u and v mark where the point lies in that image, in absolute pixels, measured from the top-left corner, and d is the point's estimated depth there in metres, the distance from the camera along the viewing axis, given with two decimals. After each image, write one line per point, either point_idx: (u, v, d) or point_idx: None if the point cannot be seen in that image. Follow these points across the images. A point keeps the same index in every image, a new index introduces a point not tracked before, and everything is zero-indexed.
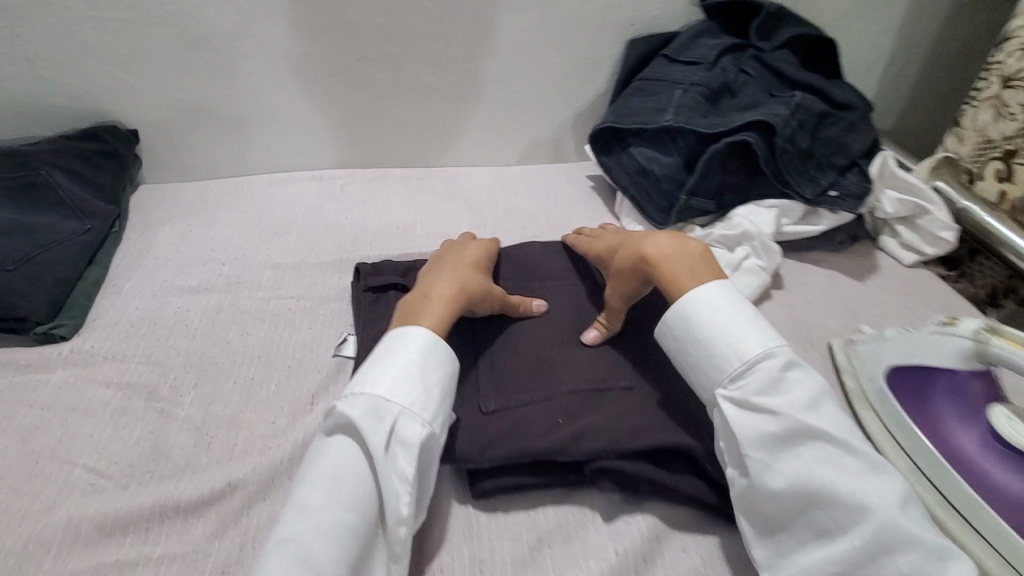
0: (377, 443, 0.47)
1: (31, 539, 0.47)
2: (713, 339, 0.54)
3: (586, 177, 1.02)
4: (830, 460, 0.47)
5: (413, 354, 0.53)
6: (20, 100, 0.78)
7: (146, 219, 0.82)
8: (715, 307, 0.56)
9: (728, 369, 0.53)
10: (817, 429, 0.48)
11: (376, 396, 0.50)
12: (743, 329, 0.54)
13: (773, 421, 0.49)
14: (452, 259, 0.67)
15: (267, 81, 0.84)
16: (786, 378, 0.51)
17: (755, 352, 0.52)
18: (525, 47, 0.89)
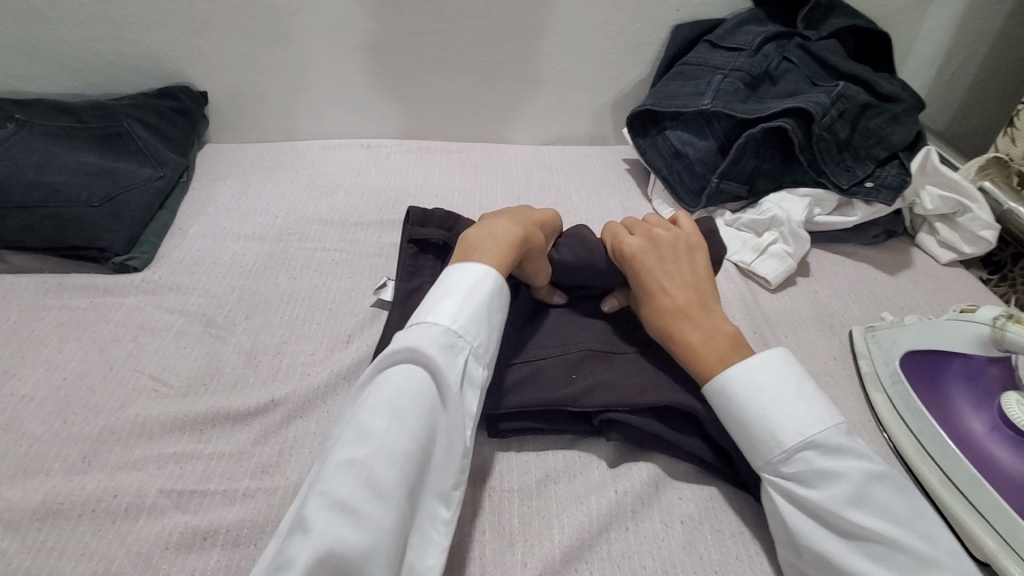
0: (453, 379, 0.48)
1: (104, 429, 0.54)
2: (753, 424, 0.50)
3: (622, 159, 1.04)
4: (882, 557, 0.44)
5: (483, 298, 0.54)
6: (108, 58, 0.87)
7: (210, 173, 0.90)
8: (753, 385, 0.51)
9: (771, 456, 0.49)
10: (866, 529, 0.45)
11: (451, 331, 0.50)
12: (783, 413, 0.50)
13: (820, 514, 0.46)
14: (521, 211, 0.66)
15: (324, 51, 0.90)
16: (833, 466, 0.47)
17: (796, 442, 0.48)
18: (569, 28, 0.92)
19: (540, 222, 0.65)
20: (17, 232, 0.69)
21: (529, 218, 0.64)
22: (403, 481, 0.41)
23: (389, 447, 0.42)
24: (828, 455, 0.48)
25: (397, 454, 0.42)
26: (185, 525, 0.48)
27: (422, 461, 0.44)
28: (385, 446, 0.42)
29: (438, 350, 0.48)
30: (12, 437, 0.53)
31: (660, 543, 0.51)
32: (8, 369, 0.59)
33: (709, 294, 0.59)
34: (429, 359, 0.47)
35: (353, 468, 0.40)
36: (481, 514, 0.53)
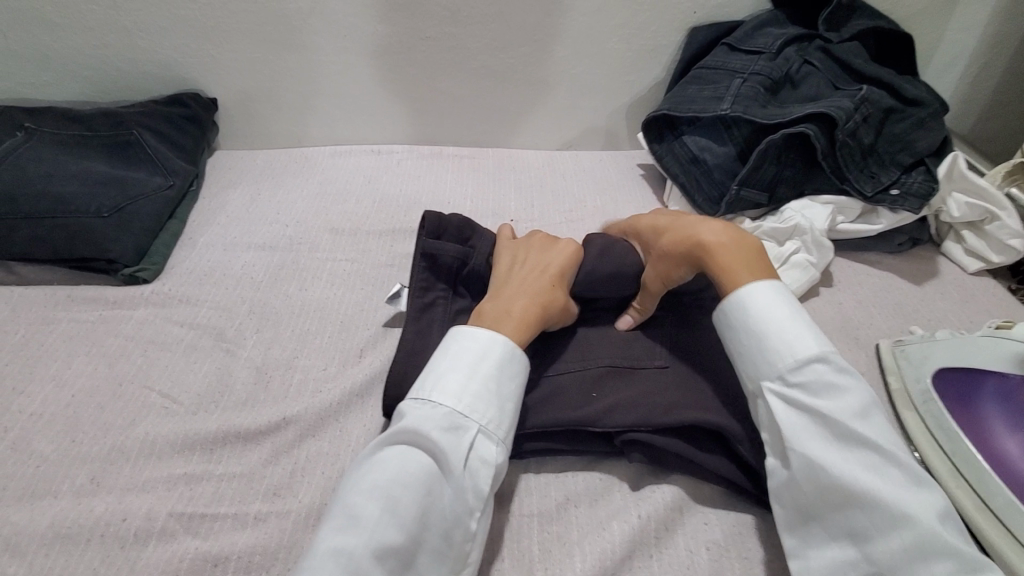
0: (456, 462, 0.47)
1: (113, 448, 0.53)
2: (767, 334, 0.51)
3: (637, 164, 1.02)
4: (876, 468, 0.45)
5: (493, 370, 0.52)
6: (117, 65, 0.86)
7: (220, 181, 0.89)
8: (770, 302, 0.53)
9: (781, 363, 0.50)
10: (867, 439, 0.45)
11: (456, 411, 0.49)
12: (797, 329, 0.51)
13: (822, 421, 0.47)
14: (541, 263, 0.62)
15: (335, 56, 0.89)
16: (840, 381, 0.48)
17: (808, 354, 0.49)
18: (584, 32, 0.90)
19: (561, 276, 0.61)
20: (26, 243, 0.68)
21: (550, 274, 0.61)
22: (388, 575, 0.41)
23: (378, 538, 0.42)
24: (838, 372, 0.48)
25: (387, 545, 0.42)
26: (197, 550, 0.47)
27: (417, 550, 0.43)
28: (375, 536, 0.42)
29: (439, 432, 0.48)
30: (21, 457, 0.52)
31: (685, 570, 0.49)
32: (17, 384, 0.58)
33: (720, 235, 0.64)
34: (430, 442, 0.47)
35: (339, 559, 0.41)
36: (499, 539, 0.51)
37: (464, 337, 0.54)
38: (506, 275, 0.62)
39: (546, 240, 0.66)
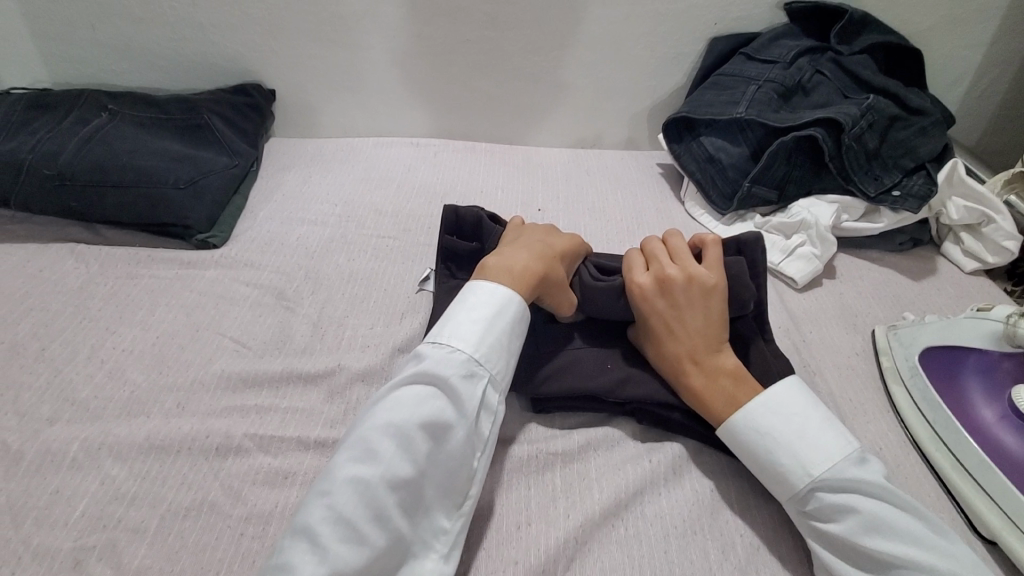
0: (467, 408, 0.52)
1: (195, 381, 0.61)
2: (776, 456, 0.53)
3: (656, 163, 1.09)
4: (925, 546, 0.47)
5: (504, 325, 0.57)
6: (190, 57, 0.95)
7: (275, 164, 0.98)
8: (777, 417, 0.55)
9: (793, 490, 0.52)
10: (892, 555, 0.47)
11: (471, 360, 0.54)
12: (805, 442, 0.53)
13: (870, 522, 0.48)
14: (545, 240, 0.67)
15: (383, 54, 0.97)
16: (859, 470, 0.51)
17: (823, 455, 0.52)
18: (612, 38, 0.98)
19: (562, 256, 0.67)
20: (112, 208, 0.77)
21: (553, 249, 0.66)
22: (400, 500, 0.47)
23: (393, 468, 0.47)
24: (849, 484, 0.50)
25: (399, 475, 0.47)
26: (267, 466, 0.55)
27: (424, 482, 0.49)
28: (389, 467, 0.47)
29: (456, 378, 0.53)
30: (117, 384, 0.60)
31: (687, 506, 0.56)
32: (109, 326, 0.66)
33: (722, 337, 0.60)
34: (446, 388, 0.52)
35: (358, 484, 0.46)
36: (526, 473, 0.58)
37: (470, 292, 0.59)
38: (513, 243, 0.66)
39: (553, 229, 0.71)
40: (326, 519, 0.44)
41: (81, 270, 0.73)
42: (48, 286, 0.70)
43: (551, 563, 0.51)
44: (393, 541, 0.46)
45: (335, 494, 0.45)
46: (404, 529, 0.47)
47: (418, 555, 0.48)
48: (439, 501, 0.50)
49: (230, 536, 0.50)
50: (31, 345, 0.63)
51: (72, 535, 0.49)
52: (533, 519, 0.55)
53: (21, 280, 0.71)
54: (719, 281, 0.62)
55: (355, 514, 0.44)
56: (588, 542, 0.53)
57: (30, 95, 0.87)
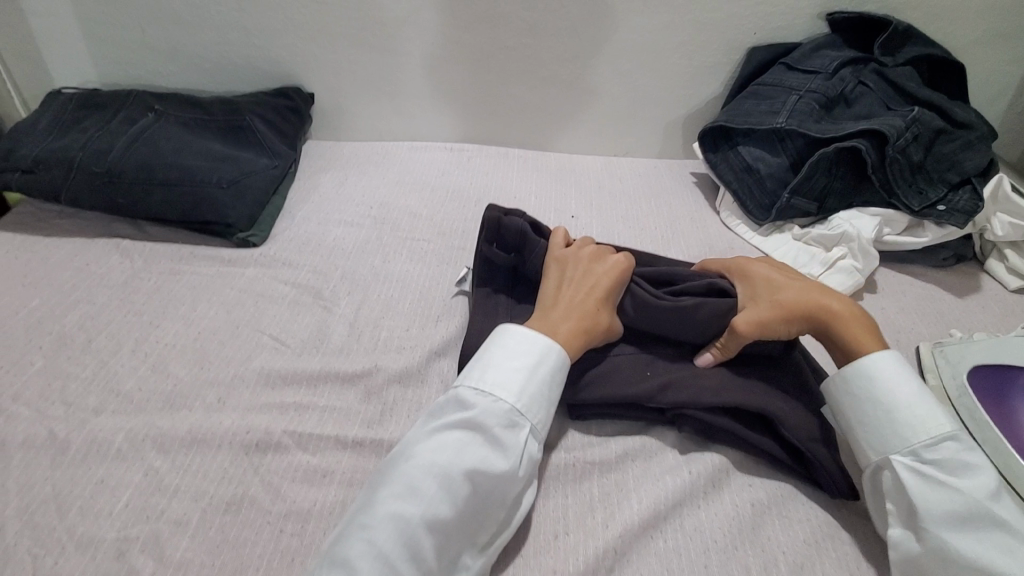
0: (509, 460, 0.51)
1: (235, 377, 0.62)
2: (900, 408, 0.54)
3: (690, 173, 1.08)
4: (1009, 551, 0.47)
5: (548, 376, 0.56)
6: (234, 60, 0.97)
7: (311, 167, 0.99)
8: (901, 378, 0.56)
9: (915, 438, 0.53)
10: (1002, 520, 0.48)
11: (514, 410, 0.53)
12: (931, 408, 0.54)
13: (987, 488, 0.49)
14: (593, 279, 0.63)
15: (421, 59, 0.98)
16: (973, 460, 0.51)
17: (938, 433, 0.52)
18: (649, 47, 0.98)
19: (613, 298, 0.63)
20: (158, 206, 0.79)
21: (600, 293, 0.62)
22: (436, 545, 0.46)
23: (433, 510, 0.46)
24: (967, 452, 0.52)
25: (436, 520, 0.46)
26: (306, 463, 0.55)
27: (460, 527, 0.48)
28: (430, 511, 0.46)
29: (498, 428, 0.52)
30: (161, 378, 0.61)
31: (726, 519, 0.55)
32: (153, 321, 0.67)
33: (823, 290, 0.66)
34: (489, 436, 0.51)
35: (398, 526, 0.45)
36: (564, 481, 0.58)
37: (513, 349, 0.56)
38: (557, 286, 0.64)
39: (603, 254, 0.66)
40: (364, 558, 0.44)
41: (126, 265, 0.75)
42: (95, 280, 0.72)
43: (592, 572, 0.51)
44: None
45: (374, 533, 0.45)
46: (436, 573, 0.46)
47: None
48: (471, 547, 0.49)
49: (270, 532, 0.50)
50: (78, 337, 0.65)
51: (116, 525, 0.50)
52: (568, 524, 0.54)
53: (70, 274, 0.73)
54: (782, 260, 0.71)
55: (392, 555, 0.44)
56: (629, 553, 0.52)
57: (81, 95, 0.89)
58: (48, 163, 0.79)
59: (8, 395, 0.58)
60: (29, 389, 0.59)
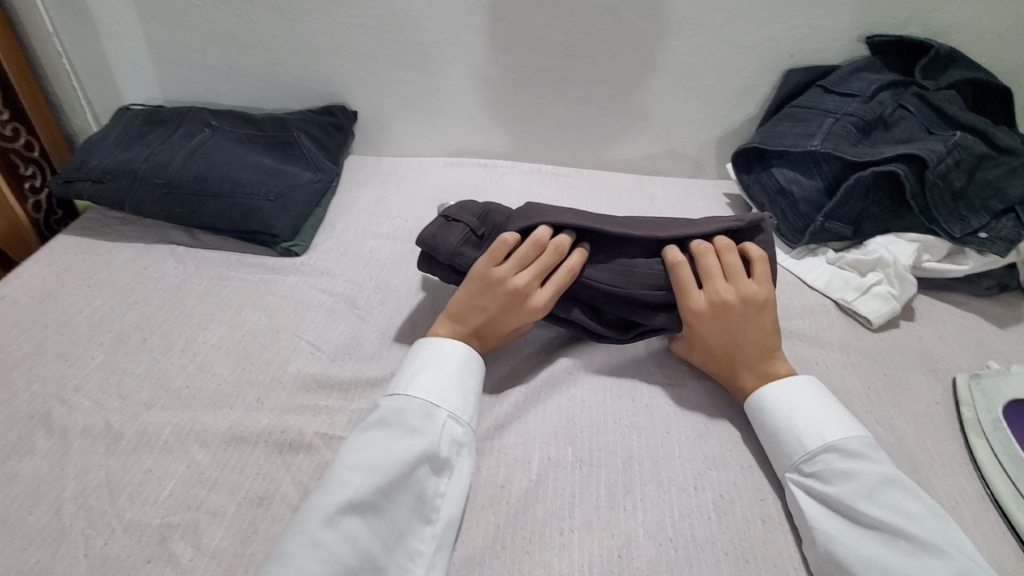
0: (430, 442, 0.54)
1: (273, 378, 0.66)
2: (780, 427, 0.59)
3: (723, 193, 1.08)
4: (887, 545, 0.50)
5: (456, 366, 0.61)
6: (285, 79, 1.04)
7: (352, 181, 1.03)
8: (786, 402, 0.60)
9: (794, 455, 0.57)
10: (876, 516, 0.51)
11: (430, 401, 0.57)
12: (809, 422, 0.58)
13: (865, 489, 0.53)
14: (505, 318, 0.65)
15: (459, 80, 1.02)
16: (850, 466, 0.55)
17: (815, 448, 0.57)
18: (683, 69, 0.99)
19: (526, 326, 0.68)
20: (210, 215, 0.84)
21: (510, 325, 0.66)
22: (366, 527, 0.49)
23: (357, 497, 0.49)
24: (848, 458, 0.55)
25: (368, 500, 0.49)
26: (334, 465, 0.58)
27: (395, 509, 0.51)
28: (355, 498, 0.49)
29: (416, 418, 0.55)
30: (206, 377, 0.65)
31: (740, 538, 0.54)
32: (200, 323, 0.72)
33: (771, 344, 0.65)
34: (408, 428, 0.55)
35: (325, 516, 0.48)
36: (571, 483, 0.58)
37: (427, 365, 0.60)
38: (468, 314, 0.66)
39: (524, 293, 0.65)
40: (299, 546, 0.46)
41: (180, 270, 0.80)
42: (150, 282, 0.78)
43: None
44: (367, 566, 0.48)
45: (304, 527, 0.48)
46: (380, 554, 0.49)
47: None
48: (412, 531, 0.51)
49: None
50: (134, 335, 0.70)
51: (160, 512, 0.53)
52: (575, 529, 0.54)
53: (129, 276, 0.78)
54: (764, 299, 0.65)
55: (323, 540, 0.47)
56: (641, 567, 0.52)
57: (146, 111, 0.97)
58: (114, 174, 0.86)
59: (71, 386, 0.63)
60: (90, 382, 0.64)
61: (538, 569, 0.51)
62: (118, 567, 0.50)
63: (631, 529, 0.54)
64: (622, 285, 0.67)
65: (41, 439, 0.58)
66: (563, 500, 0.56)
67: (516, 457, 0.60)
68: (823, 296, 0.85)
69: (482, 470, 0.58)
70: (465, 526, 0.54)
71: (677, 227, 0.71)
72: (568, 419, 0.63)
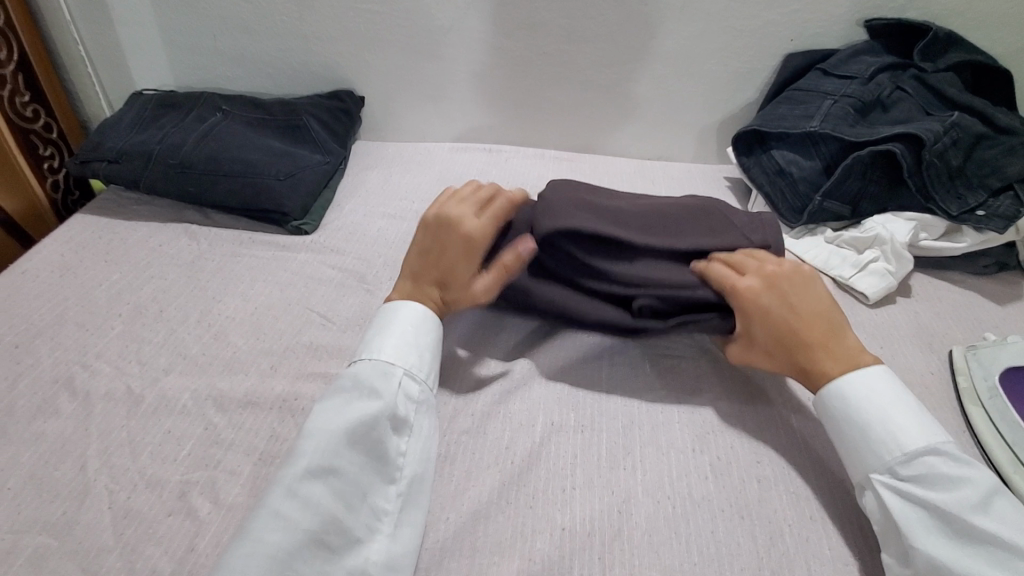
0: (385, 399, 0.55)
1: (287, 347, 0.68)
2: (870, 424, 0.54)
3: (723, 177, 1.10)
4: (1001, 563, 0.46)
5: (409, 325, 0.61)
6: (295, 65, 1.06)
7: (360, 164, 1.05)
8: (872, 396, 0.55)
9: (889, 456, 0.53)
10: (990, 533, 0.47)
11: (381, 362, 0.58)
12: (903, 420, 0.54)
13: (976, 501, 0.48)
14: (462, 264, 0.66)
15: (465, 65, 1.04)
16: (958, 472, 0.50)
17: (915, 451, 0.52)
18: (685, 53, 1.01)
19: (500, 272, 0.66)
20: (222, 195, 0.87)
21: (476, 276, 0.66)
22: (331, 491, 0.49)
23: (315, 463, 0.49)
24: (954, 465, 0.51)
25: (322, 463, 0.49)
26: None
27: (354, 470, 0.51)
28: (313, 465, 0.49)
29: (370, 380, 0.56)
30: (222, 346, 0.68)
31: (737, 496, 0.56)
32: (215, 296, 0.74)
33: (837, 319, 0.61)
34: (363, 391, 0.55)
35: (285, 487, 0.48)
36: (574, 445, 0.60)
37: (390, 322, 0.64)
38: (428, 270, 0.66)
39: (469, 232, 0.66)
40: (263, 519, 0.46)
41: (194, 247, 0.82)
42: (166, 258, 0.80)
43: (599, 529, 0.53)
44: (332, 527, 0.48)
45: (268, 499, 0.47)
46: (344, 515, 0.49)
47: (365, 542, 0.49)
48: (375, 490, 0.52)
49: None
50: (152, 307, 0.72)
51: (179, 469, 0.55)
52: (577, 487, 0.56)
53: (146, 252, 0.81)
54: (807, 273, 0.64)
55: (286, 508, 0.47)
56: (642, 522, 0.54)
57: (159, 95, 0.99)
58: (130, 155, 0.88)
59: (92, 353, 0.66)
60: (110, 349, 0.66)
61: (542, 524, 0.53)
62: (141, 519, 0.52)
63: (632, 490, 0.56)
64: (653, 272, 0.65)
65: (65, 401, 0.61)
66: (566, 460, 0.58)
67: (521, 421, 0.61)
68: (820, 273, 0.86)
69: (488, 434, 0.60)
70: (440, 484, 0.56)
71: (700, 229, 0.70)
72: (572, 387, 0.65)
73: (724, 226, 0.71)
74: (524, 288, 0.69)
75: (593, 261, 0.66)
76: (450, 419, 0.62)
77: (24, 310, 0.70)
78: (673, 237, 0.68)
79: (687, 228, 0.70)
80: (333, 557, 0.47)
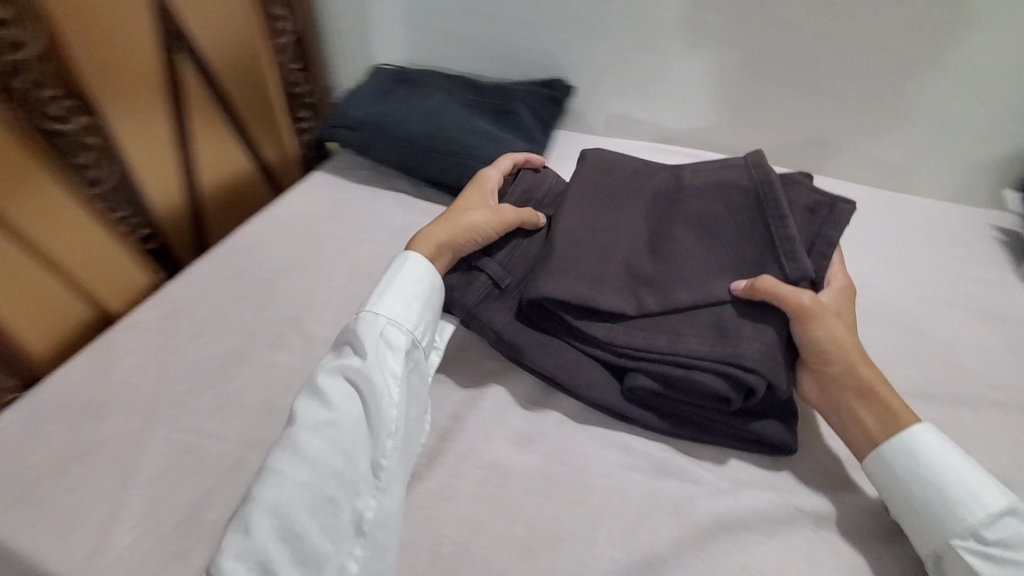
0: (368, 349, 0.57)
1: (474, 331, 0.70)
2: (935, 482, 0.51)
3: (987, 227, 0.90)
4: None
5: (394, 273, 0.63)
6: (514, 50, 1.07)
7: (560, 156, 1.05)
8: (922, 452, 0.53)
9: (968, 518, 0.49)
10: None
11: (370, 313, 0.60)
12: (960, 479, 0.51)
13: None
14: (475, 209, 0.69)
15: (690, 63, 0.97)
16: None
17: (997, 507, 0.49)
18: (974, 69, 0.82)
19: (509, 224, 0.67)
20: (437, 171, 0.93)
21: (486, 212, 0.67)
22: (321, 441, 0.52)
23: (306, 419, 0.53)
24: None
25: (318, 418, 0.53)
26: (522, 429, 0.61)
27: (346, 421, 0.54)
28: (306, 419, 0.53)
29: (358, 334, 0.58)
30: None
31: None
32: None
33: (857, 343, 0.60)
34: (353, 347, 0.58)
35: (282, 442, 0.52)
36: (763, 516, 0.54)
37: (394, 268, 0.63)
38: (445, 220, 0.68)
39: (484, 180, 0.75)
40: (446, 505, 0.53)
41: (405, 216, 0.89)
42: (381, 224, 0.87)
43: None
44: (333, 478, 0.51)
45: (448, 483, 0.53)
46: (341, 466, 0.52)
47: (363, 495, 0.51)
48: (369, 443, 0.53)
49: (476, 476, 0.57)
50: (365, 267, 0.79)
51: None
52: (761, 565, 0.51)
53: (366, 215, 0.89)
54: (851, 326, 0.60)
55: (289, 467, 0.50)
56: None
57: (397, 71, 1.08)
58: (364, 125, 0.97)
59: (316, 300, 0.74)
60: (330, 300, 0.75)
61: None
62: None
63: None
64: (666, 300, 0.60)
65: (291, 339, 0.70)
66: (750, 530, 0.53)
67: (701, 474, 0.57)
68: None
69: (666, 478, 0.57)
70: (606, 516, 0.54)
71: (720, 267, 0.62)
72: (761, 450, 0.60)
73: (754, 261, 0.62)
74: (520, 348, 0.63)
75: (588, 326, 0.61)
76: (624, 452, 0.59)
77: (270, 252, 0.82)
78: (687, 288, 0.61)
79: (703, 273, 0.62)
80: (333, 515, 0.50)
